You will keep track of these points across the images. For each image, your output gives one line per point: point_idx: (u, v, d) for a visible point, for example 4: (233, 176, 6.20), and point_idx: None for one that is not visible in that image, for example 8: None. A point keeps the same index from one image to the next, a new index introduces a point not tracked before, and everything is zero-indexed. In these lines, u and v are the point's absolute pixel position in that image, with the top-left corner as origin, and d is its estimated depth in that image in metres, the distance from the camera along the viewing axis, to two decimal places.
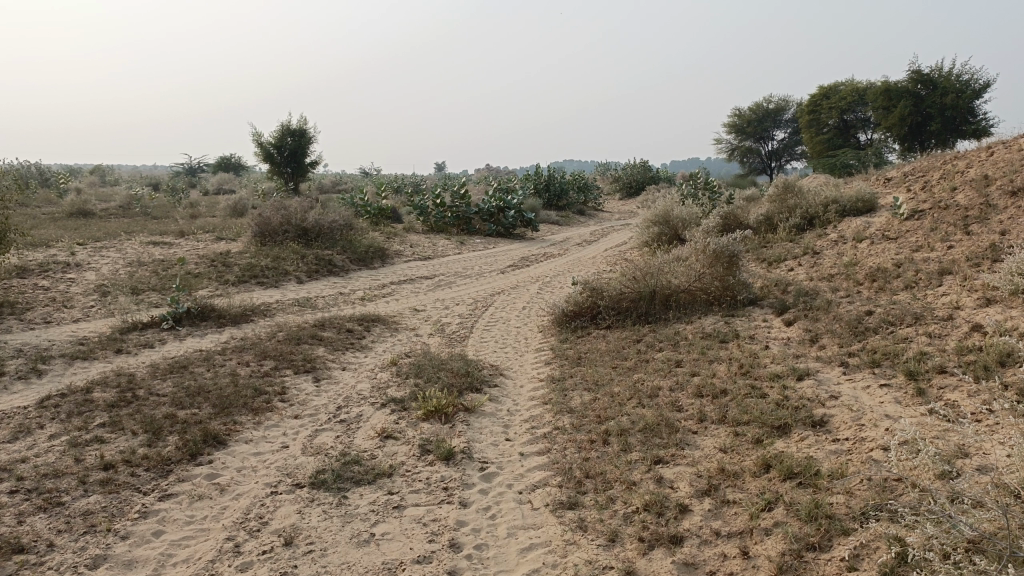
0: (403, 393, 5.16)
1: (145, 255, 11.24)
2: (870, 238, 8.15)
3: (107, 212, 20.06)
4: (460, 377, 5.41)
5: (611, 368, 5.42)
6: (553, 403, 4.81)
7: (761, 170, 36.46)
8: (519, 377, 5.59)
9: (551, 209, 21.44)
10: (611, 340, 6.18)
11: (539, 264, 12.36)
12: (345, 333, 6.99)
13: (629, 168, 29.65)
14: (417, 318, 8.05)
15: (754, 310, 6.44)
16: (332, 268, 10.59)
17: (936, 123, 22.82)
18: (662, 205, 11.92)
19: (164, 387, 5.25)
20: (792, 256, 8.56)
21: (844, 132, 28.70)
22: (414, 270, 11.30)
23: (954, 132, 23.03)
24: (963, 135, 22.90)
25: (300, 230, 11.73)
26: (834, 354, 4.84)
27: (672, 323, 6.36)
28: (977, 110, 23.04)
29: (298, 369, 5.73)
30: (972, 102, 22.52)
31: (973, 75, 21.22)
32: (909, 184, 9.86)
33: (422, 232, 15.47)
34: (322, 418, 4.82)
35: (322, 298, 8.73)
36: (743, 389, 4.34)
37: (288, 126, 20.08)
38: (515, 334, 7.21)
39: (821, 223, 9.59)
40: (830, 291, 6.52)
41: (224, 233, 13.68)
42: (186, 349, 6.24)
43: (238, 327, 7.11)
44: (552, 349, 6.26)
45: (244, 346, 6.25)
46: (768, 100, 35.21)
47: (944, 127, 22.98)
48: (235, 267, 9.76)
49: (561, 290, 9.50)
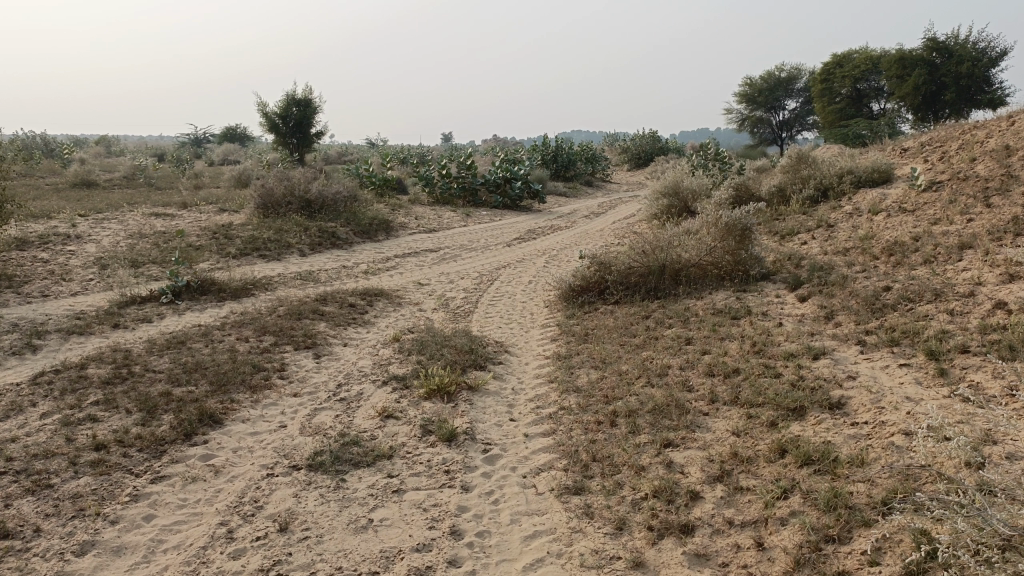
0: (405, 371, 5.02)
1: (147, 226, 11.10)
2: (886, 211, 7.93)
3: (112, 182, 19.92)
4: (464, 354, 5.27)
5: (619, 345, 5.27)
6: (559, 382, 4.67)
7: (771, 141, 36.00)
8: (525, 354, 5.45)
9: (558, 181, 21.19)
10: (619, 316, 6.02)
11: (547, 237, 12.17)
12: (348, 307, 6.86)
13: (638, 138, 29.29)
14: (421, 292, 7.90)
15: (767, 285, 6.26)
16: (336, 241, 10.43)
17: (951, 93, 22.40)
18: (671, 177, 11.69)
19: (161, 364, 5.13)
20: (805, 230, 8.36)
21: (857, 102, 28.23)
22: (419, 242, 11.13)
23: (968, 102, 22.61)
24: (978, 106, 22.48)
25: (304, 202, 11.56)
26: (851, 332, 4.67)
27: (682, 299, 6.19)
28: (993, 80, 22.59)
29: (298, 345, 5.59)
30: (987, 71, 22.04)
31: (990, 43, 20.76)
32: (926, 155, 9.60)
33: (428, 203, 15.28)
34: (321, 396, 4.69)
35: (325, 272, 8.59)
36: (757, 369, 4.18)
37: (293, 95, 19.81)
38: (521, 309, 7.06)
39: (835, 195, 9.35)
40: (846, 265, 6.33)
41: (227, 205, 13.52)
42: (184, 324, 6.11)
43: (239, 301, 6.98)
44: (558, 325, 6.11)
45: (244, 321, 6.12)
46: (779, 69, 34.62)
47: (958, 97, 22.53)
48: (238, 239, 9.62)
49: (568, 263, 9.33)
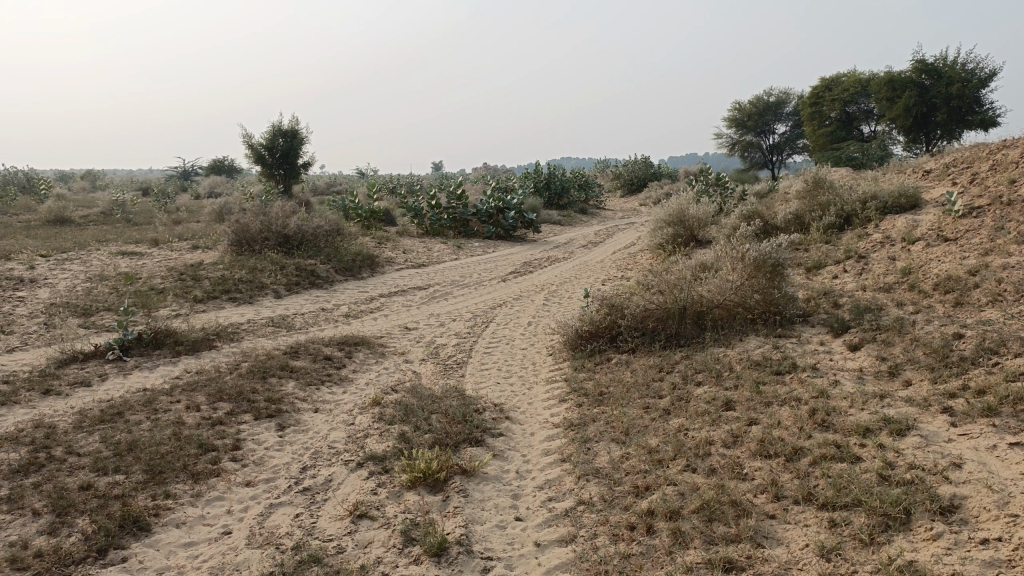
0: (385, 448, 4.12)
1: (110, 267, 10.19)
2: (924, 240, 7.11)
3: (88, 219, 19.02)
4: (457, 425, 4.37)
5: (642, 409, 4.40)
6: (574, 463, 3.78)
7: (762, 165, 35.43)
8: (530, 422, 4.56)
9: (551, 209, 20.43)
10: (637, 371, 5.14)
11: (544, 270, 11.33)
12: (322, 361, 5.96)
13: (630, 164, 28.62)
14: (407, 338, 7.00)
15: (806, 331, 5.41)
16: (314, 280, 9.55)
17: (942, 115, 21.76)
18: (676, 204, 10.88)
19: (89, 445, 4.21)
20: (832, 262, 7.56)
21: (847, 125, 27.66)
22: (407, 279, 10.27)
23: (959, 123, 22.03)
24: (970, 126, 21.86)
25: (282, 237, 10.67)
26: (930, 395, 3.82)
27: (710, 347, 5.33)
28: (983, 100, 22.01)
29: (258, 415, 4.69)
30: (978, 92, 21.46)
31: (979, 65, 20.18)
32: (954, 177, 8.81)
33: (416, 235, 14.46)
34: (280, 486, 3.78)
35: (300, 316, 7.69)
36: (827, 449, 3.31)
37: (279, 125, 19.06)
38: (522, 359, 6.18)
39: (860, 222, 8.54)
40: (895, 306, 5.49)
41: (202, 241, 12.62)
42: (128, 388, 5.20)
43: (198, 355, 6.07)
44: (566, 381, 5.23)
45: (198, 383, 5.22)
46: (769, 93, 34.19)
47: (949, 119, 21.96)
48: (206, 280, 8.72)
49: (570, 301, 8.48)
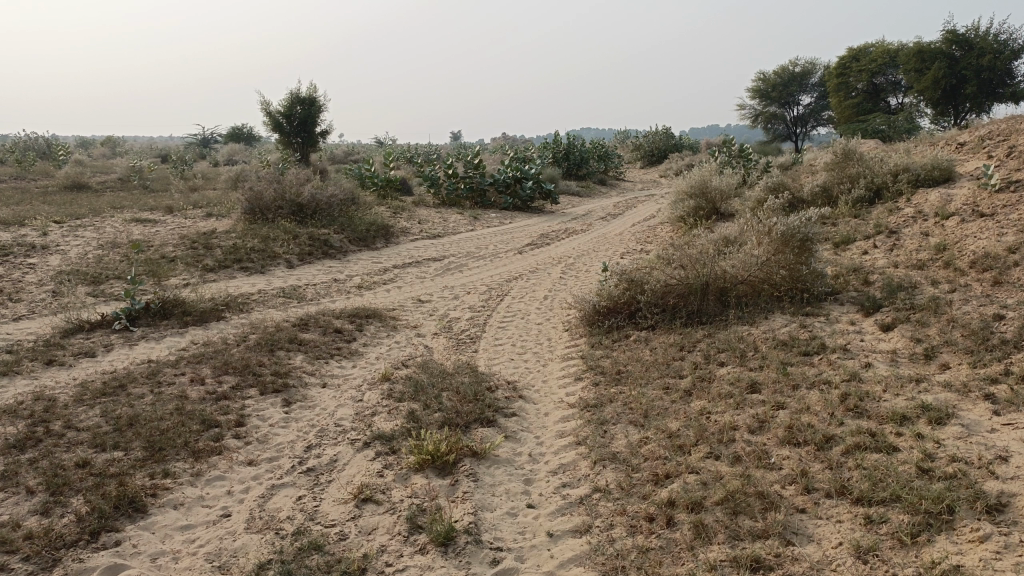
0: (393, 426, 3.96)
1: (123, 234, 10.08)
2: (959, 215, 6.81)
3: (105, 185, 18.97)
4: (468, 403, 4.20)
5: (662, 390, 4.20)
6: (590, 447, 3.60)
7: (785, 136, 34.76)
8: (544, 401, 4.37)
9: (569, 180, 20.11)
10: (657, 349, 4.93)
11: (561, 242, 11.10)
12: (332, 334, 5.80)
13: (651, 134, 28.14)
14: (420, 311, 6.83)
15: (835, 309, 5.17)
16: (328, 250, 9.39)
17: (972, 87, 21.10)
18: (699, 175, 10.58)
19: (89, 419, 4.08)
20: (861, 238, 7.28)
21: (874, 96, 26.99)
22: (422, 250, 10.09)
23: (989, 96, 21.36)
24: (1000, 99, 21.21)
25: (296, 206, 10.49)
26: (970, 381, 3.58)
27: (733, 326, 5.11)
28: (1016, 72, 21.30)
29: (264, 389, 4.54)
30: (1010, 63, 20.76)
31: (1013, 35, 19.50)
32: (990, 150, 8.45)
33: (433, 206, 14.24)
34: (283, 465, 3.63)
35: (312, 287, 7.54)
36: (861, 438, 3.10)
37: (298, 93, 18.84)
38: (537, 334, 6.00)
39: (891, 195, 8.22)
40: (930, 284, 5.23)
41: (216, 209, 12.48)
42: (133, 360, 5.08)
43: (206, 326, 5.93)
44: (583, 359, 5.04)
45: (204, 355, 5.08)
46: (794, 63, 33.40)
47: (980, 92, 21.29)
48: (218, 249, 8.58)
49: (588, 275, 8.26)
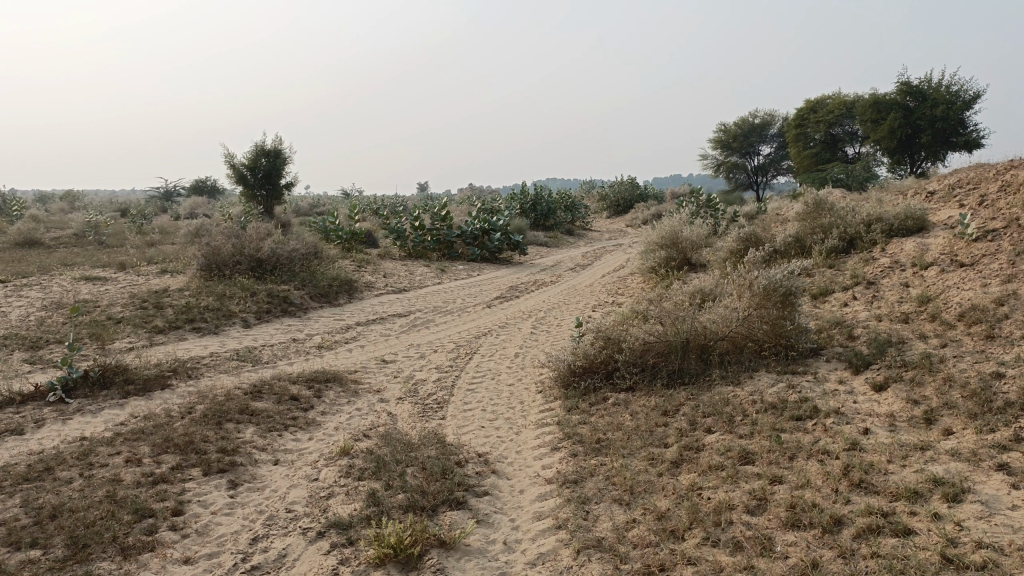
0: (351, 512, 3.55)
1: (70, 294, 9.57)
2: (937, 265, 6.65)
3: (59, 241, 18.34)
4: (435, 481, 3.81)
5: (647, 461, 3.86)
6: (571, 532, 3.23)
7: (747, 185, 35.20)
8: (519, 476, 4.00)
9: (537, 231, 19.94)
10: (638, 414, 4.60)
11: (531, 295, 10.81)
12: (288, 401, 5.39)
13: (616, 184, 28.25)
14: (384, 373, 6.44)
15: (822, 366, 4.90)
16: (288, 307, 8.98)
17: (927, 136, 21.48)
18: (669, 226, 10.42)
19: (5, 510, 3.61)
20: (839, 289, 7.09)
21: (831, 146, 27.46)
22: (387, 306, 9.72)
23: (944, 145, 21.73)
24: (954, 148, 21.61)
25: (255, 261, 10.08)
26: (981, 447, 3.29)
27: (717, 387, 4.81)
28: (968, 122, 21.75)
29: (208, 469, 4.11)
30: (963, 113, 21.20)
31: (963, 87, 19.99)
32: (960, 199, 8.38)
33: (399, 258, 13.91)
34: (225, 564, 3.20)
35: (269, 348, 7.11)
36: (874, 520, 2.78)
37: (262, 146, 18.56)
38: (509, 397, 5.64)
39: (865, 245, 8.08)
40: (919, 339, 4.99)
41: (172, 266, 12.02)
42: (64, 437, 4.61)
43: (150, 395, 5.48)
44: (559, 425, 4.69)
45: (144, 431, 4.63)
46: (753, 114, 34.02)
47: (934, 140, 21.66)
48: (170, 309, 8.13)
49: (560, 330, 7.95)
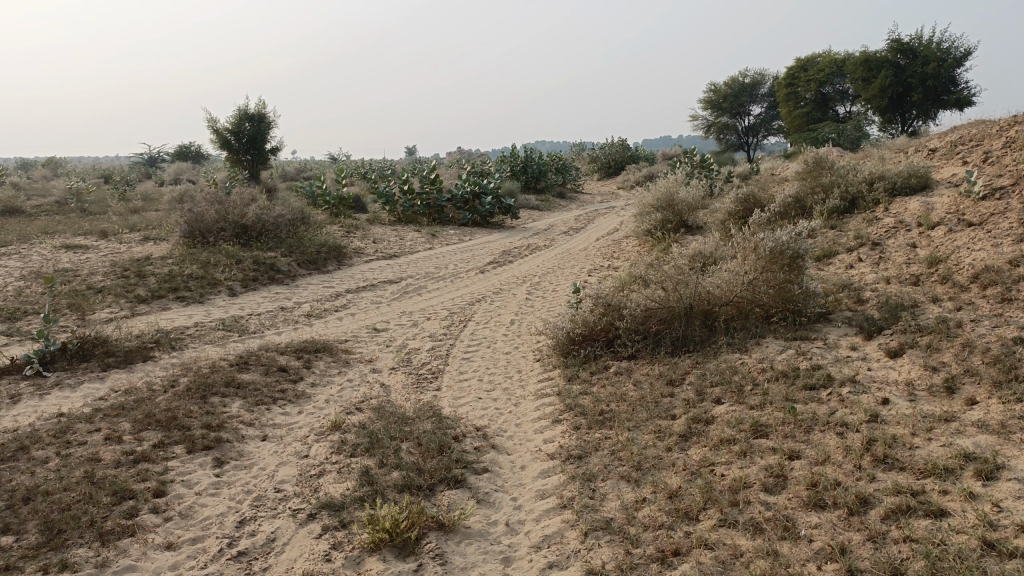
0: (343, 492, 3.36)
1: (50, 262, 9.27)
2: (944, 225, 6.44)
3: (41, 208, 17.92)
4: (432, 458, 3.62)
5: (655, 435, 3.68)
6: (578, 512, 3.05)
7: (738, 147, 34.83)
8: (519, 451, 3.81)
9: (528, 193, 19.63)
10: (642, 384, 4.41)
11: (525, 259, 10.59)
12: (276, 373, 5.17)
13: (607, 146, 27.87)
14: (375, 342, 6.23)
15: (831, 332, 4.71)
16: (275, 274, 8.72)
17: (917, 95, 21.16)
18: (665, 188, 10.17)
19: None
20: (843, 251, 6.89)
21: (822, 105, 27.10)
22: (377, 272, 9.48)
23: (935, 103, 21.44)
24: (945, 107, 21.33)
25: (240, 227, 9.78)
26: (1010, 418, 3.11)
27: (723, 354, 4.62)
28: (959, 79, 21.44)
29: (192, 447, 3.90)
30: (954, 71, 20.87)
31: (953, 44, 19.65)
32: (964, 156, 8.15)
33: (388, 223, 13.62)
34: (211, 550, 3.01)
35: (256, 317, 6.88)
36: (903, 501, 2.61)
37: (247, 109, 18.10)
38: (506, 366, 5.44)
39: (868, 205, 7.87)
40: (931, 303, 4.80)
41: (155, 232, 11.69)
42: (41, 414, 4.38)
43: (132, 368, 5.26)
44: (559, 396, 4.50)
45: (124, 406, 4.41)
46: (744, 74, 33.55)
47: (925, 99, 21.33)
48: (153, 277, 7.87)
49: (556, 296, 7.75)
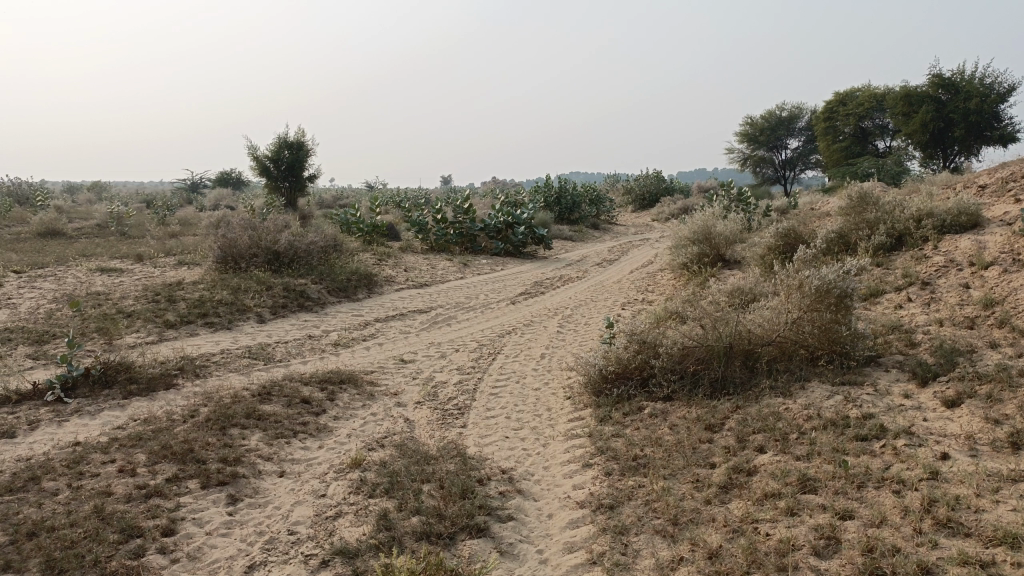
0: (360, 538, 3.17)
1: (84, 285, 9.31)
2: (999, 265, 6.13)
3: (82, 231, 18.21)
4: (455, 502, 3.42)
5: (692, 485, 3.44)
6: (609, 569, 2.83)
7: (775, 181, 34.42)
8: (547, 498, 3.60)
9: (562, 224, 19.50)
10: (678, 428, 4.18)
11: (557, 291, 10.40)
12: (299, 405, 5.03)
13: (642, 178, 27.71)
14: (402, 374, 6.07)
15: (881, 377, 4.44)
16: (304, 302, 8.64)
17: (960, 130, 20.69)
18: (702, 221, 9.94)
19: None
20: (890, 290, 6.60)
21: (862, 140, 26.64)
22: (407, 301, 9.36)
23: (978, 139, 20.94)
24: (988, 143, 20.82)
25: (272, 254, 9.75)
26: None
27: (765, 398, 4.37)
28: (1004, 115, 20.93)
29: (208, 482, 3.76)
30: (998, 106, 20.39)
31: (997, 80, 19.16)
32: (1017, 193, 7.82)
33: (420, 252, 13.55)
34: None
35: (282, 345, 6.77)
36: None
37: (286, 137, 18.31)
38: (535, 404, 5.24)
39: (915, 242, 7.56)
40: (989, 348, 4.51)
41: (189, 257, 11.74)
42: (57, 442, 4.27)
43: (154, 396, 5.15)
44: (590, 438, 4.28)
45: (142, 436, 4.29)
46: (782, 107, 33.24)
47: (968, 134, 20.85)
48: (182, 302, 7.82)
49: (588, 330, 7.53)
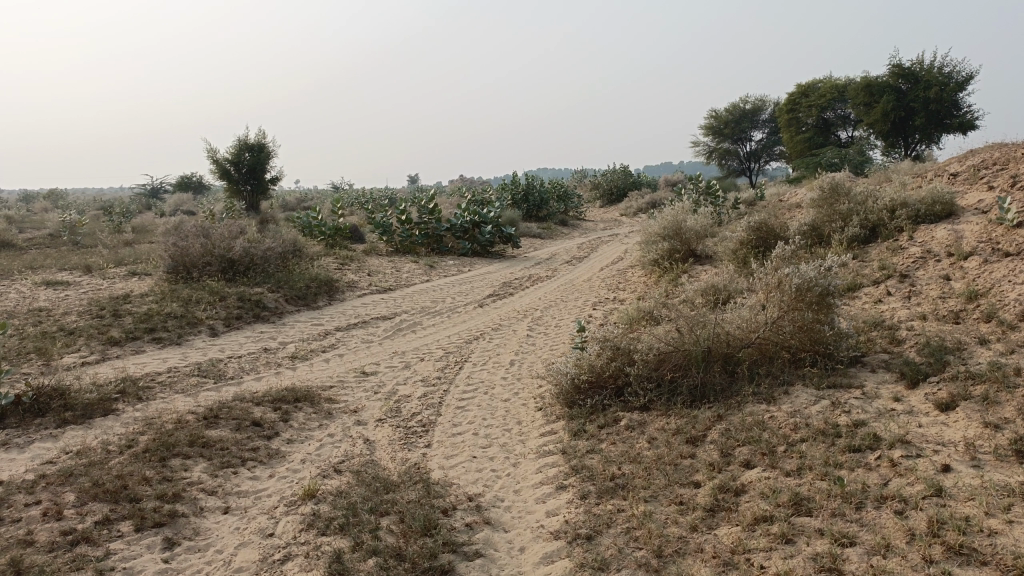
0: None
1: (26, 300, 8.79)
2: (978, 255, 5.93)
3: (31, 242, 17.48)
4: (417, 539, 3.10)
5: (676, 508, 3.15)
6: None
7: (740, 172, 34.45)
8: (519, 528, 3.29)
9: (529, 222, 19.20)
10: (658, 442, 3.89)
11: (525, 291, 10.10)
12: (250, 428, 4.66)
13: (609, 173, 27.53)
14: (363, 388, 5.72)
15: (868, 379, 4.19)
16: (261, 312, 8.23)
17: (920, 119, 20.76)
18: (672, 215, 9.71)
19: None
20: (868, 284, 6.39)
21: (824, 130, 26.67)
22: (370, 307, 9.00)
23: (938, 127, 21.02)
24: (948, 130, 20.90)
25: (227, 262, 9.30)
26: None
27: (747, 407, 4.10)
28: (963, 103, 21.04)
29: (143, 524, 3.39)
30: (957, 94, 20.47)
31: (955, 67, 19.26)
32: (990, 181, 7.66)
33: (385, 254, 13.16)
34: None
35: (235, 361, 6.37)
36: None
37: (245, 139, 17.76)
38: (504, 417, 4.93)
39: (890, 232, 7.37)
40: (979, 344, 4.28)
41: (141, 267, 11.22)
42: None
43: (91, 424, 4.74)
44: (564, 456, 3.97)
45: (71, 472, 3.89)
46: (745, 100, 33.26)
47: (928, 123, 20.93)
48: (129, 317, 7.37)
49: (558, 333, 7.24)
